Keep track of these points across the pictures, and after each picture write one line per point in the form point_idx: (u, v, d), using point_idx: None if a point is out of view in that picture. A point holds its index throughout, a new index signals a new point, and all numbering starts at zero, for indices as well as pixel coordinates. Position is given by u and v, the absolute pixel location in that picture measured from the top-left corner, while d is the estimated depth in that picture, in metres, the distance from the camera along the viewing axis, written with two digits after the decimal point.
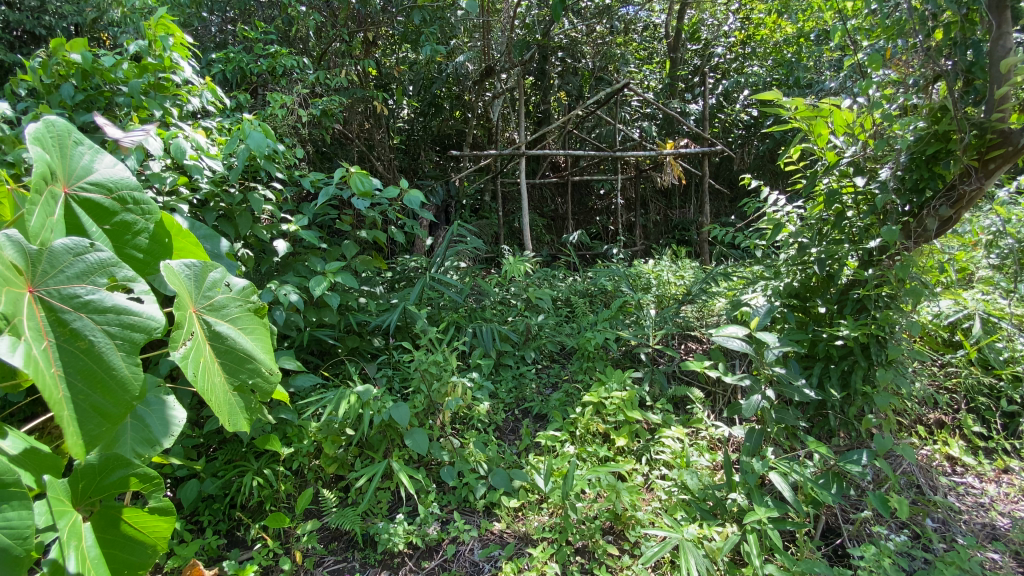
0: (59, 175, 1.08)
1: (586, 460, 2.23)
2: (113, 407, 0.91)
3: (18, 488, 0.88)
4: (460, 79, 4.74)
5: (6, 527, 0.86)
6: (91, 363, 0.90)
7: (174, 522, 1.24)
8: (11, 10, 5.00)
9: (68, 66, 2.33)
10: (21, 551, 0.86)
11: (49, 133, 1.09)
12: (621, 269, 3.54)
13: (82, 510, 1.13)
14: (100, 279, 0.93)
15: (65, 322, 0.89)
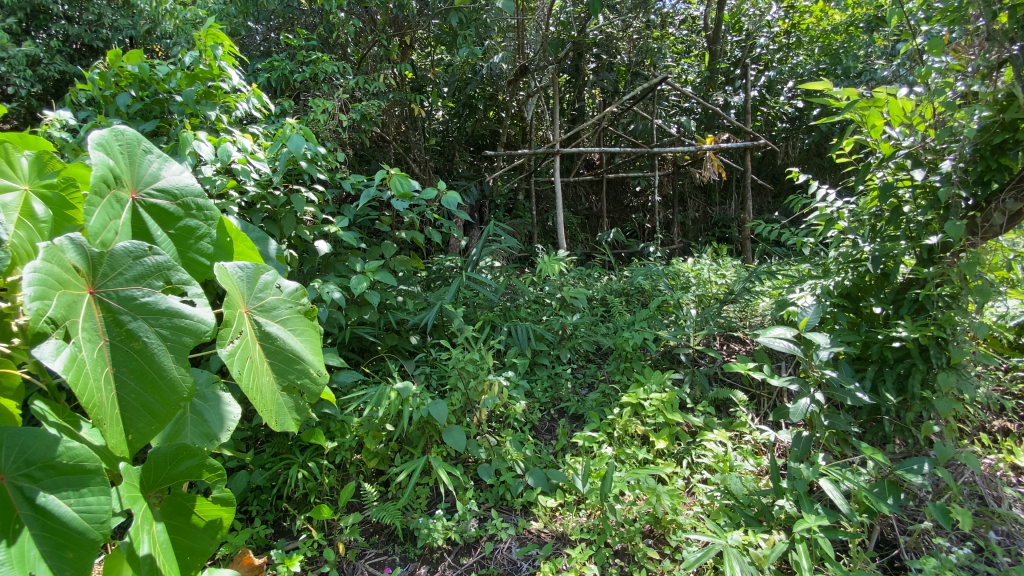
0: (127, 181, 1.15)
1: (624, 462, 2.19)
2: (160, 406, 0.95)
3: (98, 475, 0.95)
4: (494, 78, 4.76)
5: (86, 512, 0.92)
6: (143, 363, 0.95)
7: (233, 513, 1.30)
8: (71, 25, 5.29)
9: (126, 77, 2.47)
10: (97, 535, 0.92)
11: (118, 141, 1.15)
12: (660, 268, 3.46)
13: (154, 496, 1.20)
14: (156, 282, 0.98)
15: (122, 323, 0.95)
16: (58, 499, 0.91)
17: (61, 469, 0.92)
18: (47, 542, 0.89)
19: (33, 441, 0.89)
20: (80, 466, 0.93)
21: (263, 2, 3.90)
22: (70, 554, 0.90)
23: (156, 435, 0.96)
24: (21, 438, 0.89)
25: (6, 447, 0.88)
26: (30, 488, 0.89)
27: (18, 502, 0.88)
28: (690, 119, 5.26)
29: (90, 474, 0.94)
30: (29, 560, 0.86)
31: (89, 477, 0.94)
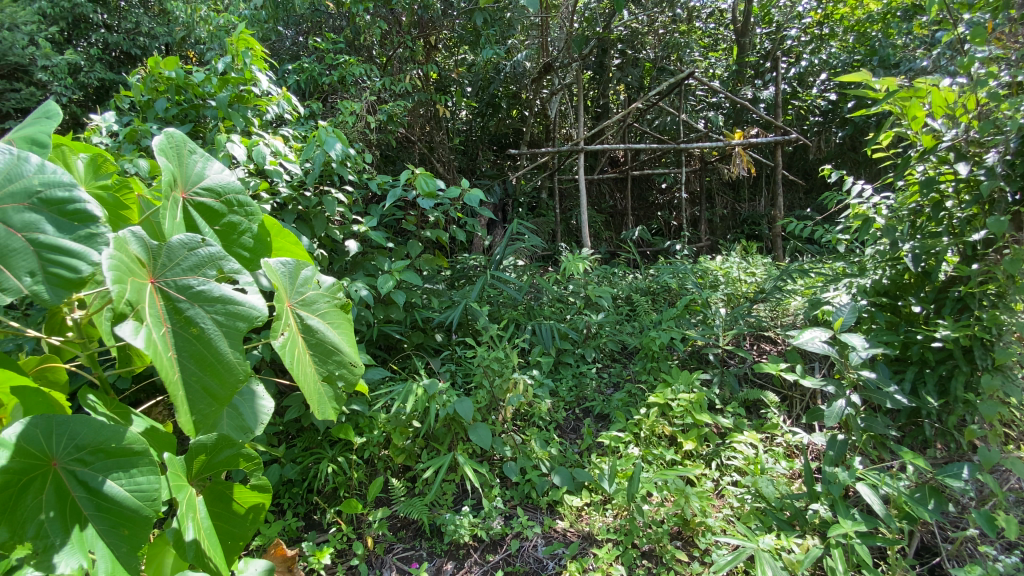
0: (179, 181, 1.19)
1: (652, 463, 2.16)
2: (220, 388, 0.98)
3: (146, 456, 0.99)
4: (518, 77, 4.75)
5: (137, 491, 0.96)
6: (201, 348, 0.98)
7: (270, 499, 1.34)
8: (110, 33, 5.43)
9: (164, 83, 2.55)
10: (150, 512, 0.96)
11: (170, 143, 1.21)
12: (687, 266, 3.41)
13: (196, 485, 1.24)
14: (209, 271, 1.02)
15: (180, 310, 0.98)
16: (110, 480, 0.95)
17: (111, 453, 0.96)
18: (102, 521, 0.93)
19: (83, 428, 0.95)
20: (129, 448, 0.98)
21: (292, 7, 3.97)
22: (124, 531, 0.94)
23: (216, 417, 0.99)
24: (71, 426, 0.94)
25: (57, 435, 0.93)
26: (83, 471, 0.94)
27: (72, 485, 0.93)
28: (718, 114, 5.18)
29: (139, 457, 0.98)
30: (88, 539, 0.91)
31: (137, 459, 0.98)
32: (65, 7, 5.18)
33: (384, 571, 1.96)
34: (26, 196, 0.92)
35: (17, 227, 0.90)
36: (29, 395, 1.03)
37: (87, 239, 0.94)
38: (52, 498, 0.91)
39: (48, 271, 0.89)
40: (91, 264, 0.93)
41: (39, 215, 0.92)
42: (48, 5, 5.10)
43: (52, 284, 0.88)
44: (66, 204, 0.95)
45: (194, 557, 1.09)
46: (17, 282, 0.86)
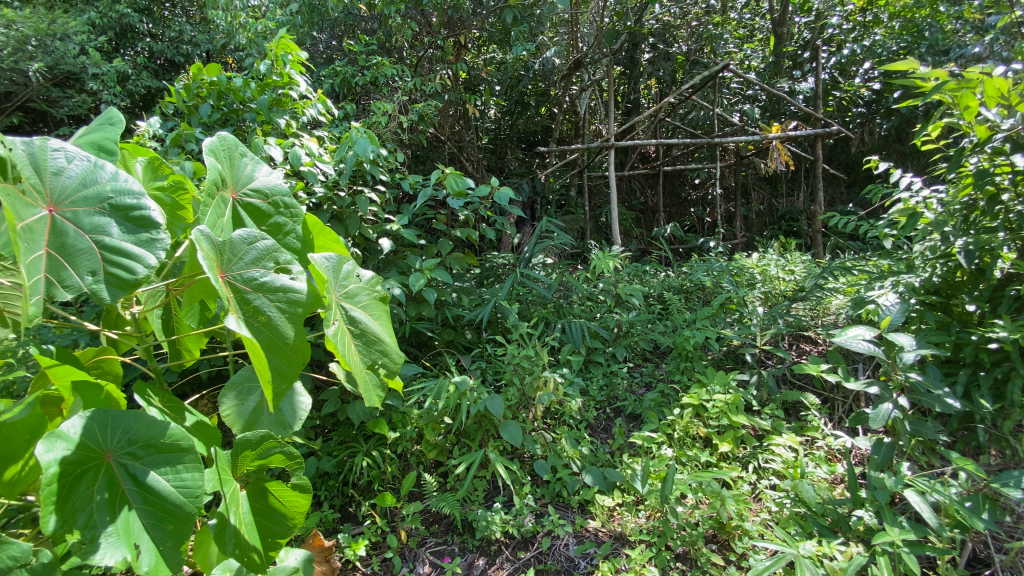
0: (229, 182, 1.25)
1: (686, 464, 2.13)
2: (290, 367, 1.08)
3: (191, 453, 1.03)
4: (547, 74, 4.72)
5: (181, 487, 1.00)
6: (269, 334, 1.06)
7: (309, 501, 1.33)
8: (155, 41, 5.61)
9: (206, 89, 2.65)
10: (192, 509, 1.00)
11: (222, 146, 1.26)
12: (722, 264, 3.34)
13: (241, 479, 1.30)
14: (267, 263, 1.11)
15: (247, 300, 1.06)
16: (158, 475, 1.00)
17: (160, 448, 1.01)
18: (149, 515, 0.98)
19: (134, 422, 1.00)
20: (176, 445, 1.02)
21: (326, 11, 4.04)
22: (169, 526, 0.98)
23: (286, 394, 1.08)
24: (125, 420, 0.99)
25: (111, 428, 0.99)
26: (134, 464, 0.99)
27: (123, 478, 0.98)
28: (754, 107, 5.04)
29: (185, 453, 1.03)
30: (134, 531, 0.96)
31: (183, 455, 1.02)
32: (113, 17, 5.36)
33: (417, 564, 1.99)
34: (99, 201, 0.98)
35: (86, 229, 0.96)
36: (87, 389, 1.09)
37: (146, 243, 0.99)
38: (105, 488, 0.97)
39: (108, 271, 0.95)
40: (148, 267, 0.97)
41: (107, 218, 0.97)
42: (97, 15, 5.29)
43: (110, 284, 0.94)
44: (133, 210, 1.00)
45: (233, 549, 1.17)
46: (80, 280, 0.93)
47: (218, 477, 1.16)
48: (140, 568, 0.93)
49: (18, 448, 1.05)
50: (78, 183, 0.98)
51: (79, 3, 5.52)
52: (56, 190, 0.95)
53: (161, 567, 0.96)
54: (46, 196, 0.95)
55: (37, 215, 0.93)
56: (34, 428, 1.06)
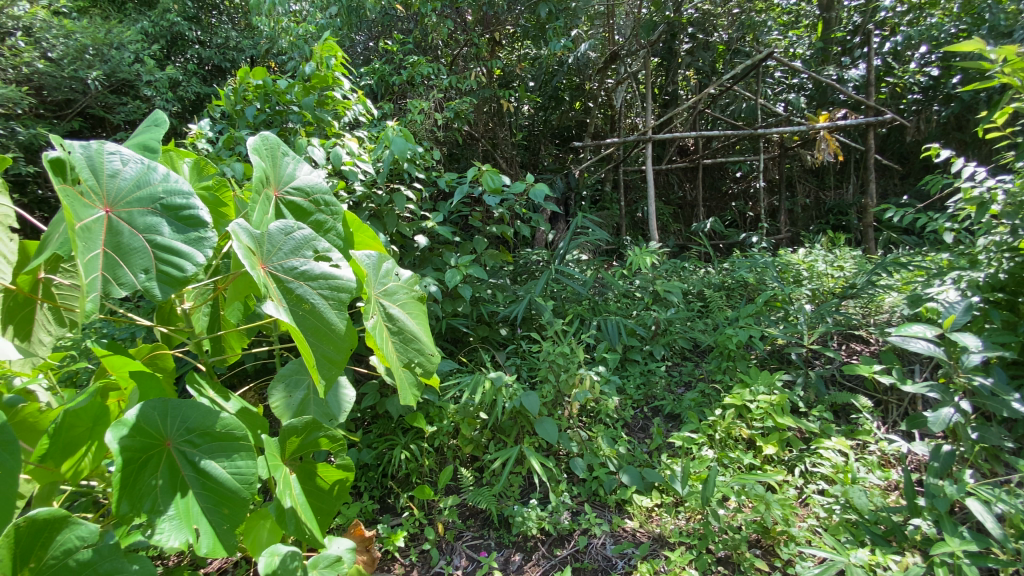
0: (271, 180, 1.29)
1: (728, 467, 2.07)
2: (336, 353, 1.12)
3: (245, 442, 1.08)
4: (582, 68, 4.67)
5: (237, 474, 1.05)
6: (313, 321, 1.10)
7: (353, 477, 1.45)
8: (204, 48, 5.82)
9: (253, 92, 2.75)
10: (247, 494, 1.05)
11: (265, 145, 1.31)
12: (766, 259, 3.21)
13: (289, 463, 1.35)
14: (306, 252, 1.15)
15: (290, 289, 1.10)
16: (216, 463, 1.05)
17: (216, 436, 1.06)
18: (207, 499, 1.03)
19: (193, 411, 1.05)
20: (231, 433, 1.07)
21: (365, 12, 4.11)
22: (225, 510, 1.03)
23: (335, 378, 1.13)
24: (183, 409, 1.04)
25: (172, 416, 1.03)
26: (192, 451, 1.04)
27: (183, 464, 1.03)
28: (799, 96, 4.83)
29: (240, 441, 1.07)
30: (194, 514, 1.01)
31: (238, 444, 1.07)
32: (164, 25, 5.60)
33: (454, 557, 2.01)
34: (151, 202, 1.03)
35: (140, 228, 1.01)
36: (145, 379, 1.16)
37: (196, 241, 1.03)
38: (166, 475, 1.02)
39: (160, 269, 0.99)
40: (197, 265, 1.02)
41: (159, 218, 1.02)
42: (150, 25, 5.53)
43: (161, 282, 0.98)
44: (182, 210, 1.05)
45: (293, 529, 1.24)
46: (134, 278, 0.97)
47: (269, 465, 1.20)
48: (201, 550, 0.99)
49: (81, 435, 1.10)
50: (132, 185, 1.03)
51: (134, 14, 5.78)
52: (114, 193, 1.01)
53: (218, 549, 1.02)
54: (103, 198, 1.00)
55: (95, 216, 0.98)
56: (96, 417, 1.11)
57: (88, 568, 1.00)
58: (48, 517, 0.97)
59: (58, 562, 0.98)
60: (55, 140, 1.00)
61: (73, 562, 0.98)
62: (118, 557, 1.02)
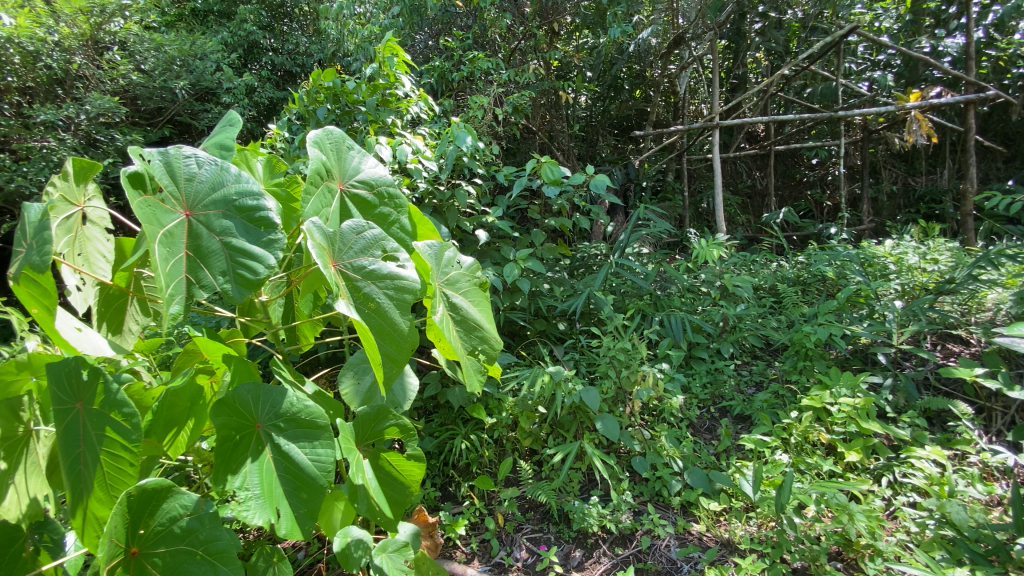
0: (335, 173, 1.33)
1: (804, 473, 1.94)
2: (399, 353, 1.14)
3: (326, 431, 1.13)
4: (643, 56, 4.51)
5: (316, 461, 1.10)
6: (377, 319, 1.13)
7: (424, 470, 1.45)
8: (276, 55, 6.14)
9: (323, 93, 2.86)
10: (324, 482, 1.09)
11: (329, 139, 1.35)
12: (850, 252, 2.98)
13: (363, 449, 1.41)
14: (375, 252, 1.18)
15: (358, 288, 1.14)
16: (299, 449, 1.11)
17: (300, 423, 1.12)
18: (288, 482, 1.08)
19: (280, 398, 1.11)
20: (314, 422, 1.12)
21: (426, 10, 4.17)
22: (303, 495, 1.08)
23: (396, 378, 1.15)
24: (273, 395, 1.11)
25: (263, 401, 1.10)
26: (278, 435, 1.11)
27: (270, 446, 1.10)
28: (886, 74, 4.43)
29: (322, 430, 1.13)
30: (276, 496, 1.07)
31: (320, 432, 1.12)
32: (242, 35, 5.97)
33: (514, 549, 2.02)
34: (226, 205, 1.09)
35: (216, 231, 1.07)
36: (237, 363, 1.21)
37: (267, 243, 1.09)
38: (254, 454, 1.09)
39: (236, 271, 1.05)
40: (269, 267, 1.07)
41: (232, 221, 1.08)
42: (229, 35, 5.92)
43: (238, 284, 1.05)
44: (254, 211, 1.10)
45: (366, 510, 1.29)
46: (213, 280, 1.04)
47: (345, 448, 1.26)
48: (280, 531, 1.03)
49: (180, 414, 1.20)
50: (208, 188, 1.09)
51: (215, 26, 6.20)
52: (192, 196, 1.08)
53: (296, 532, 1.06)
54: (183, 202, 1.07)
55: (177, 220, 1.05)
56: (193, 397, 1.21)
57: (190, 534, 1.06)
58: (156, 486, 1.06)
59: (165, 528, 1.06)
60: (135, 150, 1.06)
61: (178, 527, 1.07)
62: (216, 527, 1.08)
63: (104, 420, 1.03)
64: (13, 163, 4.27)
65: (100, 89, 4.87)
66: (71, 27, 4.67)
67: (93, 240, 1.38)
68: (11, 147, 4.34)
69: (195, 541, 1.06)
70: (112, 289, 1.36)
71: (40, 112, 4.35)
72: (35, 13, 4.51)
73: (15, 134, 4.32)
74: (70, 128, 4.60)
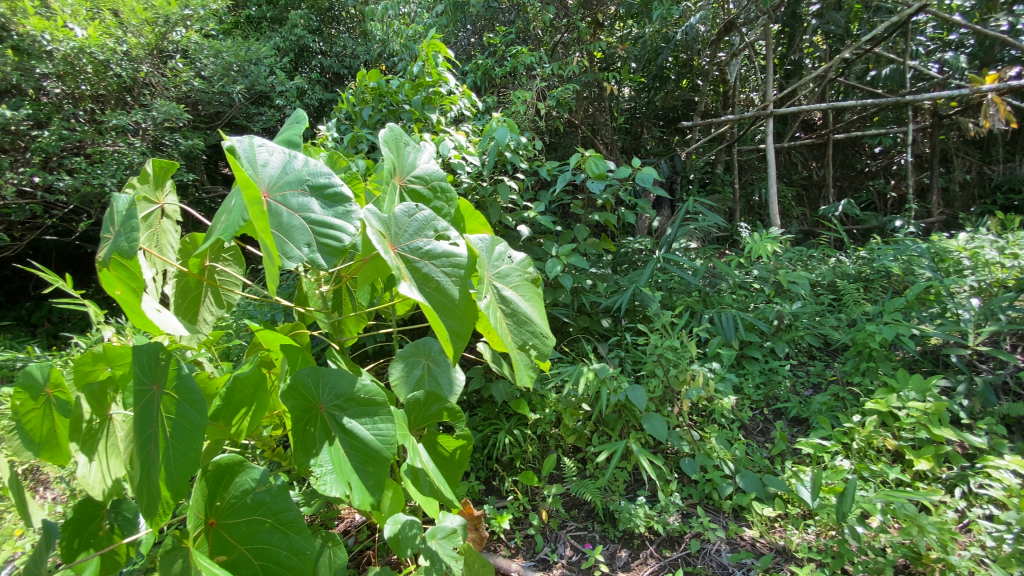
0: (397, 170, 1.37)
1: (868, 481, 1.84)
2: (461, 326, 1.16)
3: (385, 407, 1.17)
4: (690, 44, 4.36)
5: (379, 435, 1.14)
6: (437, 296, 1.14)
7: (471, 446, 1.54)
8: (325, 58, 6.34)
9: (369, 93, 2.93)
10: (388, 454, 1.13)
11: (391, 136, 1.40)
12: (919, 246, 2.78)
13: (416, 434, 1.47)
14: (428, 233, 1.20)
15: (417, 269, 1.15)
16: (360, 425, 1.15)
17: (360, 401, 1.16)
18: (355, 457, 1.13)
19: (340, 379, 1.15)
20: (373, 399, 1.17)
21: (469, 7, 4.17)
22: (371, 468, 1.12)
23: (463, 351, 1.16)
24: (332, 376, 1.15)
25: (323, 383, 1.14)
26: (341, 415, 1.15)
27: (334, 425, 1.14)
28: (958, 54, 4.07)
29: (380, 407, 1.17)
30: (346, 471, 1.11)
31: (379, 408, 1.17)
32: (293, 40, 6.18)
33: (559, 545, 2.00)
34: (299, 184, 1.13)
35: (295, 208, 1.10)
36: (291, 349, 1.26)
37: (343, 215, 1.12)
38: (321, 431, 1.14)
39: (320, 242, 1.08)
40: (350, 235, 1.10)
41: (309, 198, 1.12)
42: (281, 40, 6.14)
43: (323, 253, 1.08)
44: (326, 188, 1.14)
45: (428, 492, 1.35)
46: (299, 252, 1.07)
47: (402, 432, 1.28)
48: (354, 502, 1.07)
49: (245, 399, 1.26)
50: (280, 172, 1.13)
51: (268, 32, 6.45)
52: (269, 181, 1.11)
53: (368, 502, 1.11)
54: (261, 185, 1.10)
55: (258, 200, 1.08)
56: (256, 384, 1.26)
57: (263, 506, 1.12)
58: (229, 461, 1.13)
59: (240, 501, 1.12)
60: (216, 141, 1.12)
61: (253, 498, 1.12)
62: (287, 498, 1.13)
63: (175, 399, 1.09)
64: (88, 166, 4.57)
65: (164, 96, 5.15)
66: (137, 38, 4.89)
67: (168, 233, 1.45)
68: (86, 151, 4.63)
69: (268, 512, 1.12)
70: (188, 280, 1.45)
71: (112, 118, 4.64)
72: (104, 24, 4.70)
73: (89, 139, 4.61)
74: (139, 133, 4.90)
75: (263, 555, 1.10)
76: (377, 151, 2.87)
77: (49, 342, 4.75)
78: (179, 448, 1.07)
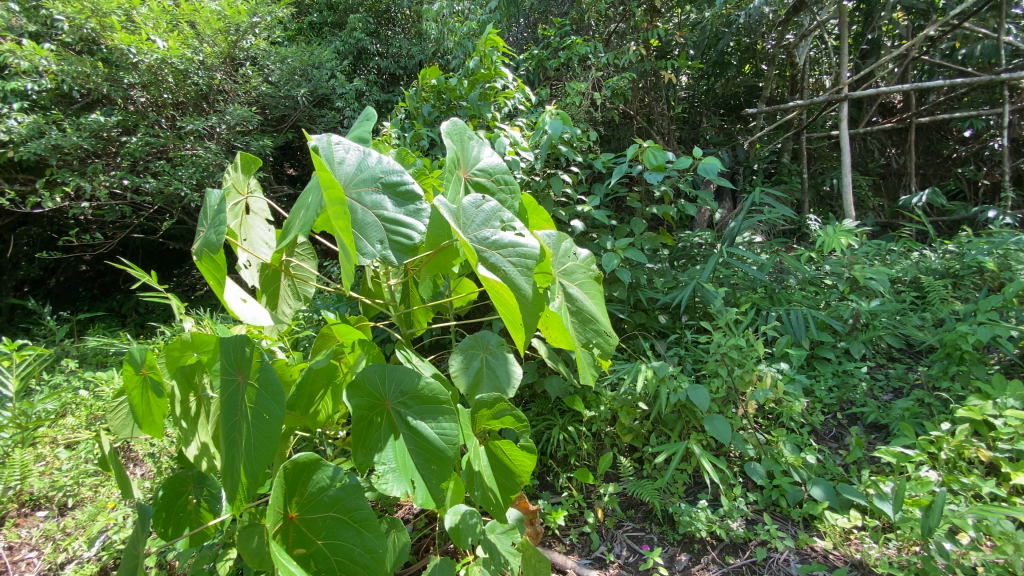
0: (462, 163, 1.39)
1: (958, 494, 1.69)
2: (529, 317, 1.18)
3: (448, 406, 1.18)
4: (753, 27, 4.14)
5: (443, 435, 1.16)
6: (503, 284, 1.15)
7: (534, 462, 1.45)
8: (382, 59, 6.52)
9: (427, 90, 2.98)
10: (452, 454, 1.15)
11: (455, 130, 1.41)
12: (1018, 239, 2.53)
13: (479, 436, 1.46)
14: (495, 223, 1.22)
15: (484, 258, 1.14)
16: (425, 423, 1.17)
17: (424, 399, 1.18)
18: (420, 454, 1.16)
19: (405, 376, 1.18)
20: (436, 398, 1.18)
21: (523, 1, 4.16)
22: (434, 466, 1.15)
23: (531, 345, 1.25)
24: (398, 373, 1.18)
25: (390, 379, 1.18)
26: (406, 411, 1.18)
27: (400, 421, 1.18)
28: None
29: (444, 406, 1.18)
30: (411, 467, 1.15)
31: (443, 408, 1.17)
32: (352, 43, 6.40)
33: (615, 545, 1.98)
34: (373, 181, 1.16)
35: (368, 206, 1.14)
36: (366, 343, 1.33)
37: (414, 213, 1.15)
38: (387, 425, 1.18)
39: (392, 239, 1.12)
40: (420, 234, 1.13)
41: (382, 196, 1.15)
42: (341, 44, 6.37)
43: (395, 250, 1.11)
44: (398, 185, 1.16)
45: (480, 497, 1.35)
46: (373, 248, 1.11)
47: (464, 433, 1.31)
48: (416, 500, 1.11)
49: (318, 389, 1.31)
50: (355, 169, 1.17)
51: (329, 37, 6.70)
52: (346, 178, 1.16)
53: (431, 501, 1.13)
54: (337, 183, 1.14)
55: None
56: (328, 375, 1.32)
57: (338, 503, 1.16)
58: (307, 457, 1.18)
59: (316, 497, 1.17)
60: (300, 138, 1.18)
61: (328, 494, 1.16)
62: (359, 496, 1.17)
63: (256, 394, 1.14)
64: (171, 168, 4.93)
65: (237, 101, 5.48)
66: (212, 47, 5.16)
67: (256, 227, 1.58)
68: (169, 155, 4.98)
69: (342, 509, 1.15)
70: (269, 271, 1.52)
71: (190, 124, 4.96)
72: (183, 36, 4.99)
73: (171, 144, 4.96)
74: (214, 137, 5.23)
75: (340, 550, 1.14)
76: (434, 148, 2.93)
77: (137, 331, 5.19)
78: (261, 438, 1.13)
